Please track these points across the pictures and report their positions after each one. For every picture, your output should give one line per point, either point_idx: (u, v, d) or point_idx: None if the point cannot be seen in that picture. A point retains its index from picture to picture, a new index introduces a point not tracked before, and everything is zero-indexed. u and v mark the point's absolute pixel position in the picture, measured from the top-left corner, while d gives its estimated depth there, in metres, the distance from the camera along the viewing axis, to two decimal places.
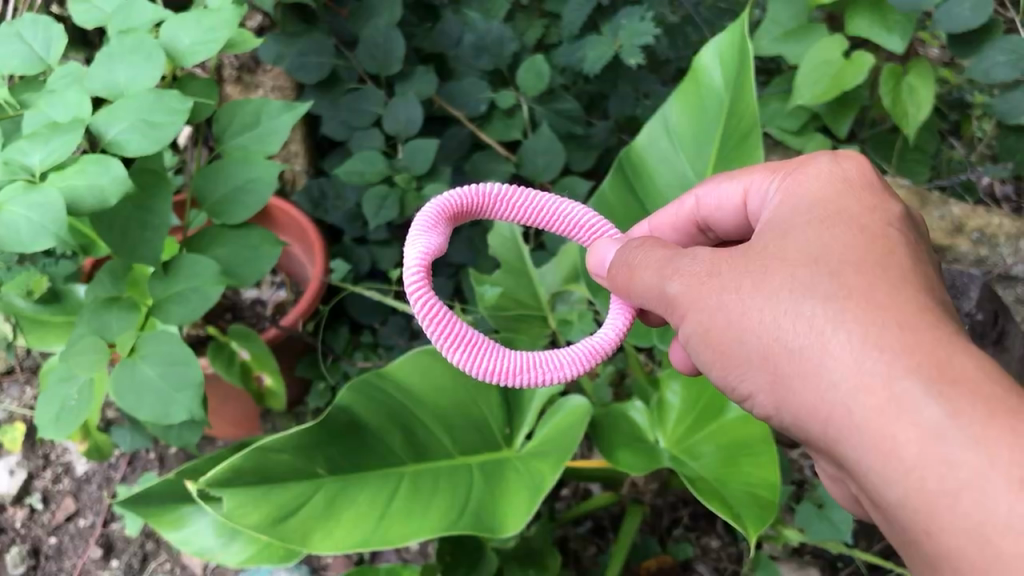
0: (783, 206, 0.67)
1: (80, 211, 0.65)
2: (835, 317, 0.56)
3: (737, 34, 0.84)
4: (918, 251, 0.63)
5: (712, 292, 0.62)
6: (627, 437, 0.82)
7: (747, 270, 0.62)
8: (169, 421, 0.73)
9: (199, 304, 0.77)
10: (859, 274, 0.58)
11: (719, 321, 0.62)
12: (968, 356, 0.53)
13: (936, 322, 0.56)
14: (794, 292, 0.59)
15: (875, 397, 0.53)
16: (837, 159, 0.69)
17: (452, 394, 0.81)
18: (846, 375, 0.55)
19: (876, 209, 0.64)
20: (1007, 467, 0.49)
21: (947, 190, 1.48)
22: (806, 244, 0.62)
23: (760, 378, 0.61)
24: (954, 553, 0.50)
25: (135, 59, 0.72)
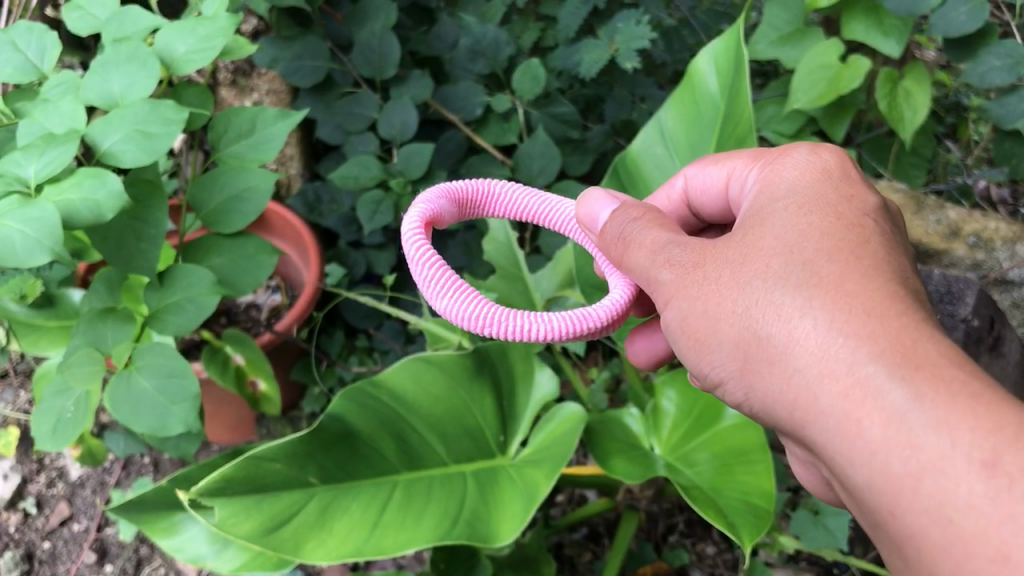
0: (761, 196, 0.68)
1: (76, 225, 0.64)
2: (804, 303, 0.57)
3: (733, 40, 0.84)
4: (893, 241, 0.63)
5: (689, 281, 0.63)
6: (620, 443, 0.81)
7: (723, 258, 0.63)
8: (165, 433, 0.73)
9: (194, 314, 0.76)
10: (831, 260, 0.59)
11: (695, 309, 0.62)
12: (936, 341, 0.53)
13: (906, 307, 0.56)
14: (766, 279, 0.59)
15: (841, 382, 0.54)
16: (815, 150, 0.69)
17: (447, 402, 0.80)
18: (813, 360, 0.55)
19: (852, 199, 0.65)
20: (970, 448, 0.49)
21: (943, 194, 1.48)
22: (781, 231, 0.62)
23: (734, 364, 0.62)
24: (918, 534, 0.50)
25: (130, 68, 0.74)
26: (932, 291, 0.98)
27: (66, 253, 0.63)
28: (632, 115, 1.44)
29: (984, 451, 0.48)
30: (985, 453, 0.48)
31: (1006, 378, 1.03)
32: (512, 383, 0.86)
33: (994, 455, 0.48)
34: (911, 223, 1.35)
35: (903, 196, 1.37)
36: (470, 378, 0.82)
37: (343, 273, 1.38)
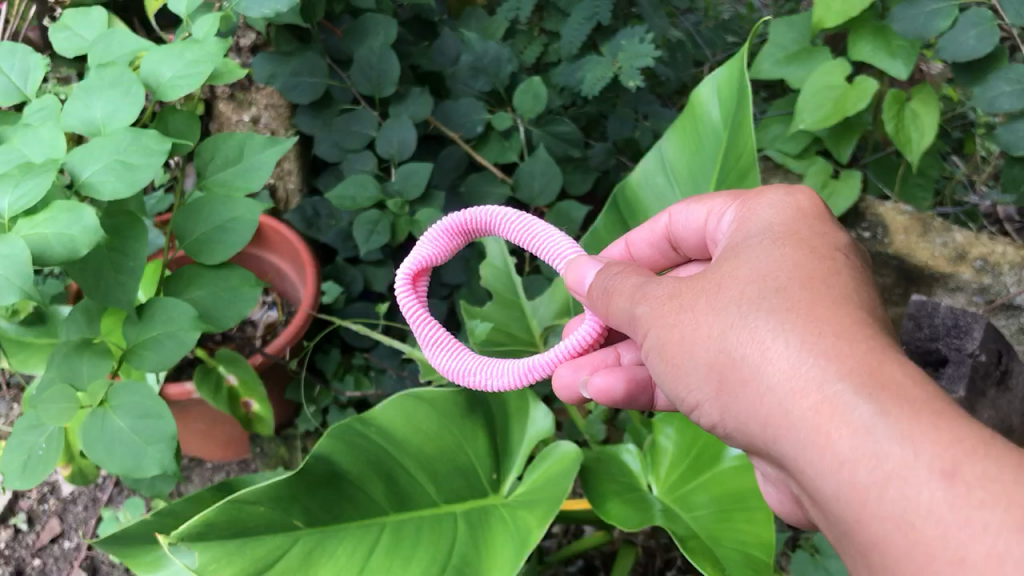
0: (740, 232, 0.68)
1: (50, 259, 0.63)
2: (776, 326, 0.57)
3: (734, 72, 0.82)
4: (867, 279, 0.63)
5: (669, 310, 0.63)
6: (618, 483, 0.79)
7: (701, 288, 0.63)
8: (139, 474, 0.70)
9: (174, 349, 0.74)
10: (804, 289, 0.59)
11: (674, 334, 0.63)
12: (902, 366, 0.53)
13: (873, 332, 0.56)
14: (741, 305, 0.59)
15: (810, 398, 0.54)
16: (792, 192, 0.69)
17: (437, 439, 0.77)
18: (782, 378, 0.55)
19: (829, 237, 0.65)
20: (932, 458, 0.48)
21: (950, 218, 1.46)
22: (757, 263, 0.62)
23: (708, 387, 0.62)
24: (880, 544, 0.50)
25: (113, 94, 0.73)
26: (938, 324, 0.96)
27: (37, 291, 0.62)
28: (635, 134, 1.42)
29: (944, 460, 0.48)
30: (945, 462, 0.48)
31: (1014, 413, 1.01)
32: (505, 422, 0.85)
33: (953, 462, 0.48)
34: (917, 246, 1.33)
35: (908, 218, 1.35)
36: (460, 416, 0.81)
37: (339, 290, 1.36)
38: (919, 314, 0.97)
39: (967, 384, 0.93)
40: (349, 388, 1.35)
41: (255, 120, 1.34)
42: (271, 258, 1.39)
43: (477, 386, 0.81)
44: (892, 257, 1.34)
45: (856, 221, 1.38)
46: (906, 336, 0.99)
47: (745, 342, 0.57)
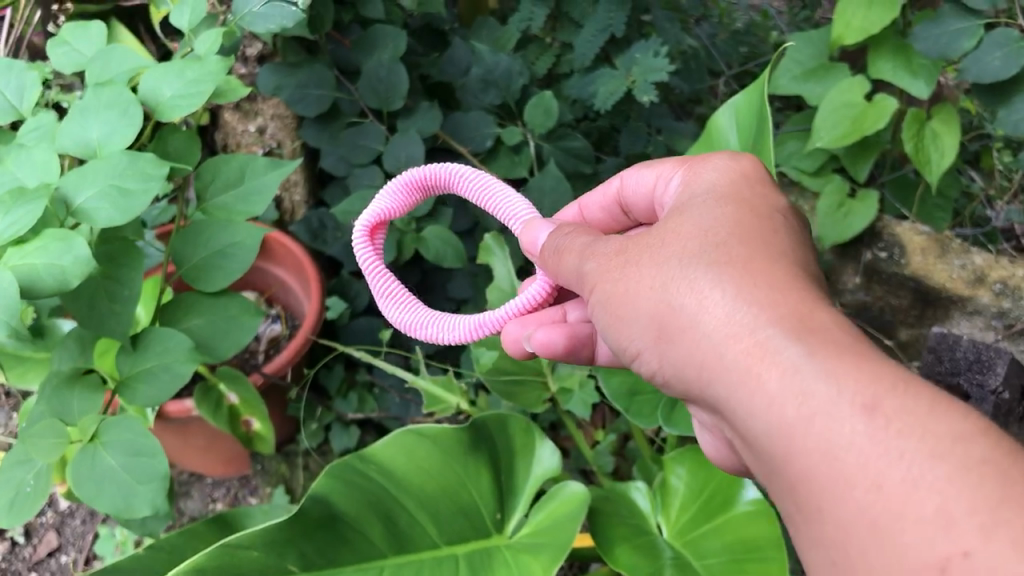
0: (685, 192, 0.69)
1: (40, 290, 0.61)
2: (712, 276, 0.58)
3: (757, 97, 0.79)
4: (803, 241, 0.64)
5: (617, 267, 0.64)
6: (627, 525, 0.77)
7: (646, 243, 0.64)
8: (130, 515, 0.68)
9: (170, 381, 0.73)
10: (741, 243, 0.59)
11: (619, 288, 0.63)
12: (829, 314, 0.54)
13: (802, 283, 0.57)
14: (681, 258, 0.60)
15: (741, 342, 0.54)
16: (737, 157, 0.70)
17: (438, 478, 0.76)
18: (716, 324, 0.56)
19: (768, 197, 0.65)
20: (854, 395, 0.48)
21: (968, 239, 1.42)
22: (698, 219, 0.63)
23: (650, 337, 0.62)
24: (804, 477, 0.49)
25: (110, 115, 0.70)
26: (960, 358, 0.94)
27: (23, 328, 0.60)
28: (648, 148, 1.38)
29: (865, 396, 0.48)
30: (865, 398, 0.48)
31: None
32: (510, 459, 0.82)
33: (874, 398, 0.48)
34: (935, 268, 1.30)
35: (926, 238, 1.32)
36: (464, 452, 0.78)
37: (344, 306, 1.34)
38: (941, 346, 0.95)
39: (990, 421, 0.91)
40: (352, 406, 1.31)
41: (261, 130, 1.31)
42: (277, 271, 1.36)
43: (481, 422, 0.79)
44: (909, 279, 1.31)
45: (872, 241, 1.34)
46: (926, 368, 0.97)
47: (683, 292, 0.58)
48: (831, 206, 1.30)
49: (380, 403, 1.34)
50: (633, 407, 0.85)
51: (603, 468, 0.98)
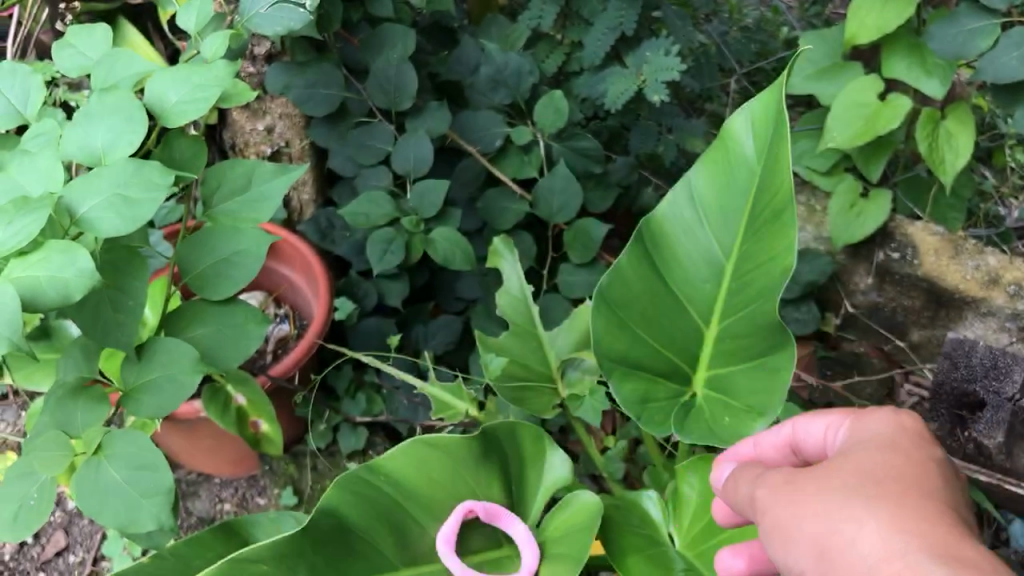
0: (845, 436, 0.66)
1: (43, 303, 0.60)
2: (866, 508, 0.56)
3: (775, 102, 0.68)
4: (960, 494, 0.61)
5: (779, 495, 0.62)
6: (638, 537, 0.76)
7: (798, 477, 0.62)
8: (134, 529, 0.68)
9: (174, 393, 0.72)
10: (902, 488, 0.58)
11: (774, 520, 0.61)
12: (976, 547, 0.53)
13: (956, 527, 0.55)
14: (840, 493, 0.58)
15: (893, 564, 0.52)
16: (900, 412, 0.67)
17: (448, 486, 0.75)
18: (872, 552, 0.54)
19: (925, 448, 0.63)
20: None
21: (983, 239, 1.40)
22: (862, 466, 0.61)
23: (801, 566, 0.59)
24: None
25: (115, 122, 0.70)
26: (976, 365, 0.95)
27: (25, 341, 0.59)
28: (658, 147, 1.37)
29: None
30: None
31: None
32: (520, 465, 0.81)
33: None
34: (948, 269, 1.28)
35: (940, 239, 1.30)
36: (474, 461, 0.77)
37: (353, 307, 1.32)
38: (956, 353, 0.95)
39: (1006, 430, 0.92)
40: (360, 407, 1.30)
41: (269, 129, 1.30)
42: (284, 270, 1.35)
43: (491, 432, 0.77)
44: (922, 280, 1.30)
45: (884, 242, 1.33)
46: (943, 374, 0.97)
47: (841, 521, 0.56)
48: (843, 205, 1.29)
49: (388, 404, 1.33)
50: (645, 414, 0.81)
51: (614, 474, 0.97)
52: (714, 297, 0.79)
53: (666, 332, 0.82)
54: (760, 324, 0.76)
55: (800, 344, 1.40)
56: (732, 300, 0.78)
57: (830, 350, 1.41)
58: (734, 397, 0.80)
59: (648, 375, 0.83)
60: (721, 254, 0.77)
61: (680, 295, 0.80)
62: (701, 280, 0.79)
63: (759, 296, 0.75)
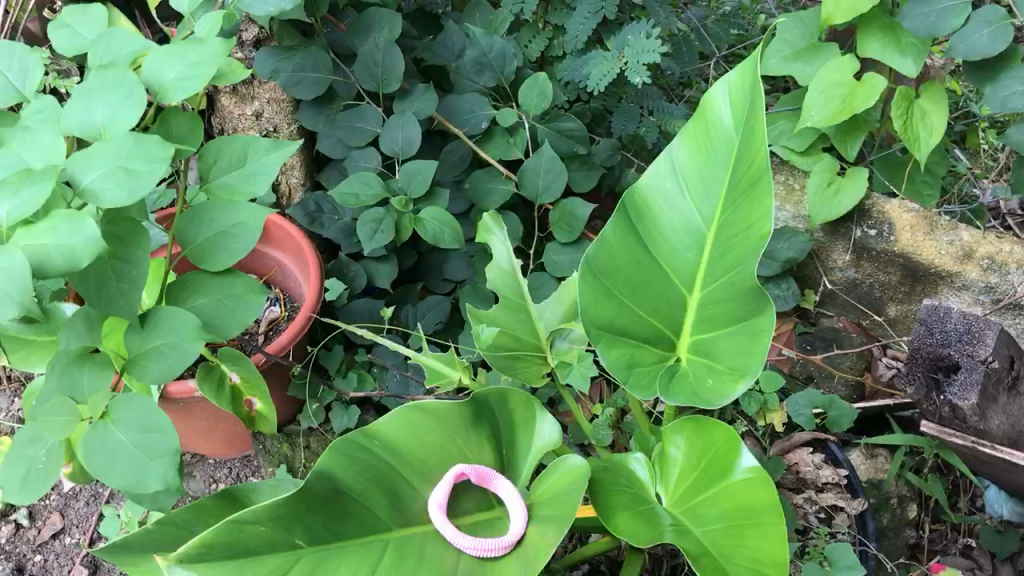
0: None
1: (49, 270, 0.63)
2: None
3: (748, 73, 0.71)
4: None
5: None
6: (627, 496, 0.78)
7: None
8: (142, 489, 0.70)
9: (176, 360, 0.74)
10: None
11: None
12: None
13: None
14: None
15: None
16: None
17: (439, 449, 0.76)
18: None
19: None
20: None
21: (957, 214, 1.43)
22: None
23: None
24: None
25: (114, 97, 0.72)
26: (950, 331, 0.94)
27: (33, 306, 0.61)
28: (639, 130, 1.40)
29: None
30: None
31: None
32: (511, 431, 0.82)
33: None
34: (923, 244, 1.31)
35: (914, 215, 1.32)
36: (465, 425, 0.78)
37: (343, 288, 1.34)
38: (931, 319, 0.95)
39: (979, 392, 0.93)
40: (353, 386, 1.32)
41: (257, 113, 1.32)
42: (274, 253, 1.37)
43: (483, 397, 0.78)
44: (898, 255, 1.33)
45: (861, 219, 1.35)
46: (918, 340, 0.97)
47: None
48: (821, 183, 1.32)
49: (379, 381, 1.36)
50: (632, 377, 0.83)
51: (602, 441, 0.99)
52: (697, 266, 0.82)
53: (652, 299, 0.84)
54: (739, 288, 0.77)
55: (781, 319, 1.43)
56: (714, 266, 0.80)
57: (810, 327, 1.45)
58: (716, 360, 0.81)
59: (634, 341, 0.85)
60: (702, 224, 0.80)
61: (665, 264, 0.83)
62: (685, 249, 0.82)
63: (738, 261, 0.77)
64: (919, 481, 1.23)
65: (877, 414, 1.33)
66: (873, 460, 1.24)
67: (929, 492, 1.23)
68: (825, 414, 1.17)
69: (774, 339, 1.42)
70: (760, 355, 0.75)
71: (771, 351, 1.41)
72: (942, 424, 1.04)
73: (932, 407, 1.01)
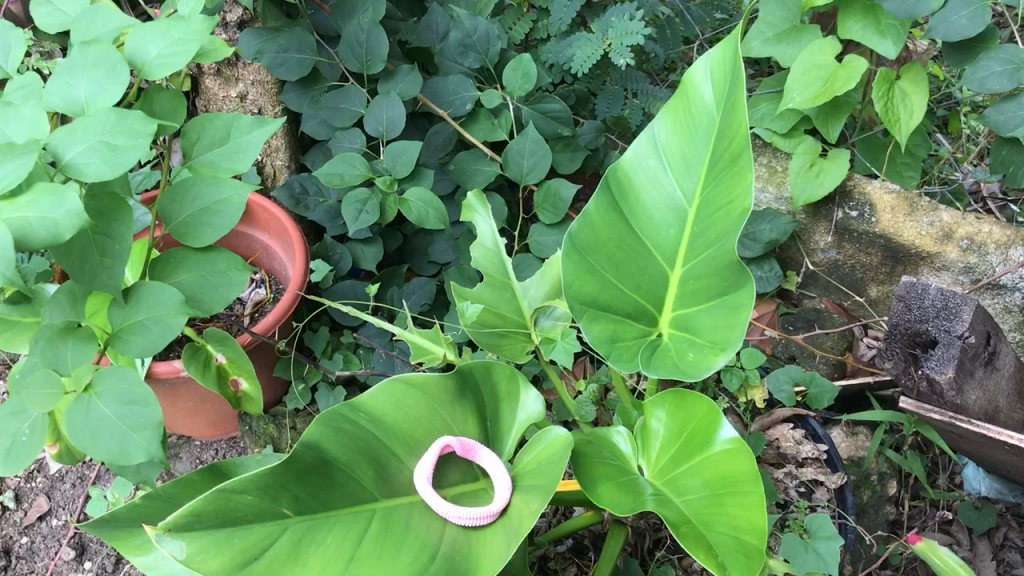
0: None
1: (32, 243, 0.63)
2: None
3: (729, 51, 0.72)
4: None
5: None
6: (609, 466, 0.79)
7: None
8: (125, 461, 0.71)
9: (159, 333, 0.75)
10: None
11: None
12: None
13: None
14: None
15: None
16: None
17: (424, 423, 0.77)
18: None
19: None
20: None
21: (937, 196, 1.45)
22: None
23: None
24: None
25: (97, 73, 0.72)
26: (928, 306, 0.95)
27: (16, 278, 0.62)
28: (624, 112, 1.41)
29: None
30: None
31: (1000, 392, 1.04)
32: (495, 404, 0.83)
33: None
34: (904, 225, 1.32)
35: (895, 197, 1.33)
36: (449, 399, 0.79)
37: (328, 270, 1.34)
38: (909, 295, 0.96)
39: (956, 365, 0.93)
40: (337, 367, 1.33)
41: (242, 95, 1.32)
42: (259, 236, 1.37)
43: (467, 371, 0.79)
44: (879, 236, 1.34)
45: (843, 201, 1.36)
46: (897, 316, 0.98)
47: None
48: (803, 165, 1.33)
49: (365, 362, 1.36)
50: (614, 352, 0.83)
51: (585, 416, 1.00)
52: (679, 242, 0.83)
53: (636, 276, 0.85)
54: (720, 264, 0.78)
55: (763, 301, 1.44)
56: (695, 242, 0.81)
57: (793, 307, 1.46)
58: (698, 335, 0.82)
59: (618, 318, 0.86)
60: (683, 201, 0.81)
61: (648, 240, 0.84)
62: (667, 226, 0.83)
63: (720, 237, 0.78)
64: (898, 458, 1.24)
65: (858, 391, 1.34)
66: (853, 439, 1.26)
67: (908, 468, 1.24)
68: (806, 391, 1.19)
69: (757, 320, 1.43)
70: (741, 329, 0.76)
71: (753, 331, 1.42)
72: (920, 399, 1.05)
73: (911, 381, 1.02)
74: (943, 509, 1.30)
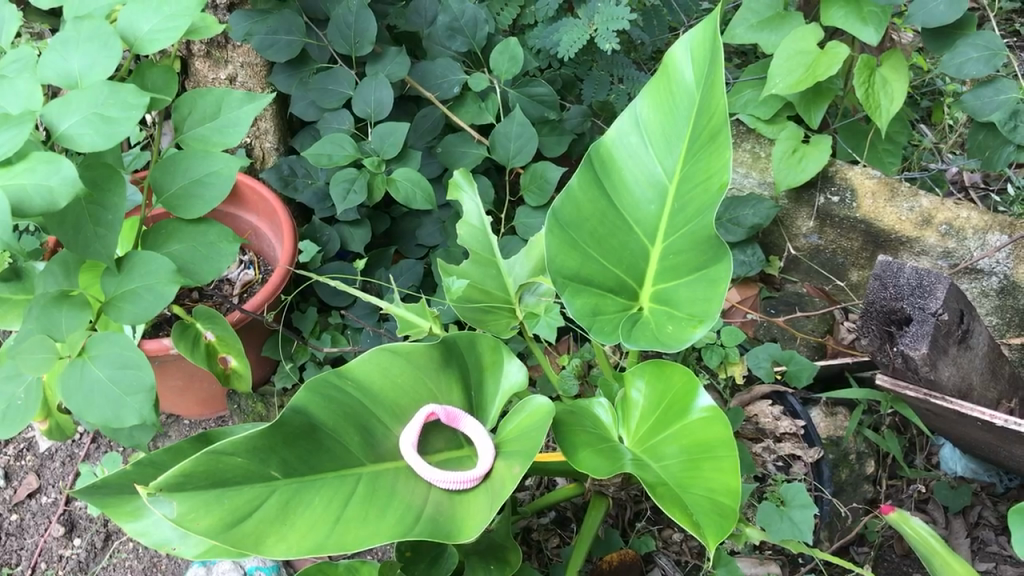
0: None
1: (27, 211, 0.65)
2: None
3: (709, 31, 0.74)
4: None
5: None
6: (591, 434, 0.81)
7: None
8: (119, 424, 0.73)
9: (152, 302, 0.77)
10: None
11: None
12: None
13: None
14: None
15: None
16: None
17: (410, 392, 0.79)
18: None
19: None
20: None
21: (917, 181, 1.46)
22: None
23: None
24: None
25: (91, 47, 0.73)
26: (903, 285, 0.96)
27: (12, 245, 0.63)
28: (610, 97, 1.44)
29: None
30: None
31: (973, 369, 1.07)
32: (479, 373, 0.85)
33: None
34: (884, 211, 1.34)
35: (876, 182, 1.35)
36: (434, 367, 0.81)
37: (316, 250, 1.35)
38: (885, 275, 0.96)
39: (929, 342, 0.95)
40: (326, 345, 1.35)
41: (231, 77, 1.33)
42: (249, 217, 1.39)
43: (453, 340, 0.81)
44: (859, 221, 1.36)
45: (824, 186, 1.38)
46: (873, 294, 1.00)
47: None
48: (786, 151, 1.34)
49: (353, 341, 1.38)
50: (596, 325, 0.85)
51: (569, 390, 1.03)
52: (660, 218, 0.85)
53: (617, 251, 0.87)
54: (699, 238, 0.81)
55: (746, 284, 1.47)
56: (675, 217, 0.83)
57: (775, 291, 1.48)
58: (677, 308, 0.84)
59: (600, 291, 0.88)
60: (664, 177, 0.83)
61: (629, 216, 0.86)
62: (648, 202, 0.85)
63: (700, 212, 0.80)
64: (875, 437, 1.27)
65: (837, 371, 1.35)
66: (832, 418, 1.30)
67: (885, 447, 1.26)
68: (785, 370, 1.21)
69: (739, 302, 1.45)
70: (719, 302, 0.78)
71: (736, 313, 1.44)
72: (895, 376, 1.07)
73: (886, 357, 1.04)
74: (918, 486, 1.32)
